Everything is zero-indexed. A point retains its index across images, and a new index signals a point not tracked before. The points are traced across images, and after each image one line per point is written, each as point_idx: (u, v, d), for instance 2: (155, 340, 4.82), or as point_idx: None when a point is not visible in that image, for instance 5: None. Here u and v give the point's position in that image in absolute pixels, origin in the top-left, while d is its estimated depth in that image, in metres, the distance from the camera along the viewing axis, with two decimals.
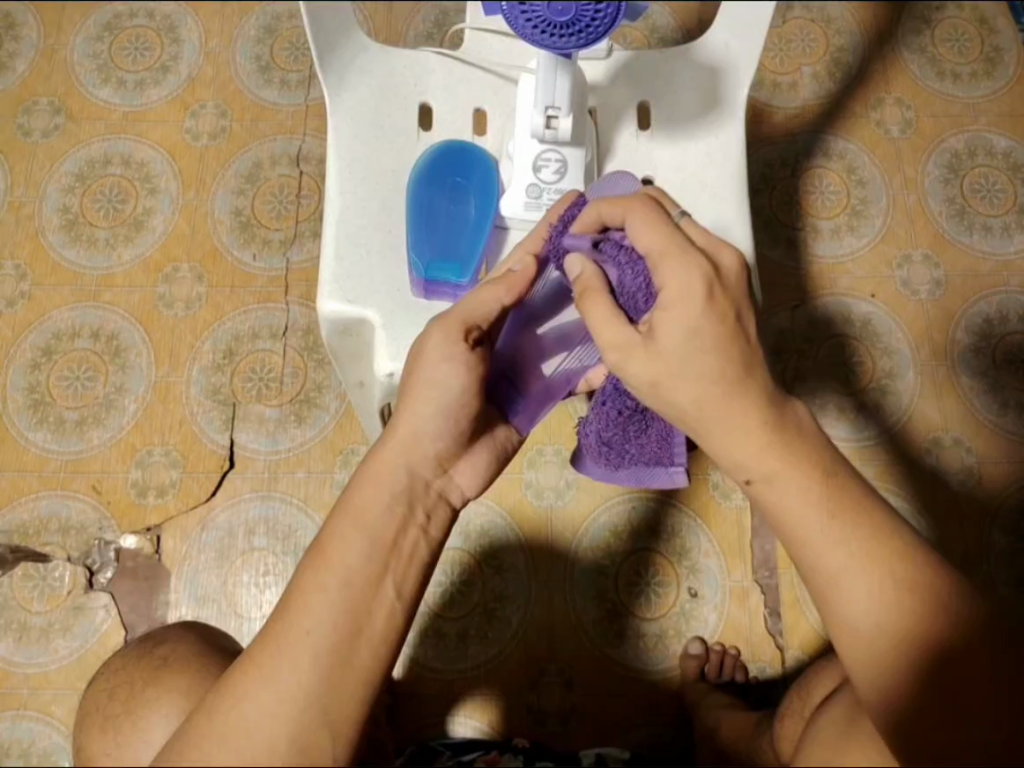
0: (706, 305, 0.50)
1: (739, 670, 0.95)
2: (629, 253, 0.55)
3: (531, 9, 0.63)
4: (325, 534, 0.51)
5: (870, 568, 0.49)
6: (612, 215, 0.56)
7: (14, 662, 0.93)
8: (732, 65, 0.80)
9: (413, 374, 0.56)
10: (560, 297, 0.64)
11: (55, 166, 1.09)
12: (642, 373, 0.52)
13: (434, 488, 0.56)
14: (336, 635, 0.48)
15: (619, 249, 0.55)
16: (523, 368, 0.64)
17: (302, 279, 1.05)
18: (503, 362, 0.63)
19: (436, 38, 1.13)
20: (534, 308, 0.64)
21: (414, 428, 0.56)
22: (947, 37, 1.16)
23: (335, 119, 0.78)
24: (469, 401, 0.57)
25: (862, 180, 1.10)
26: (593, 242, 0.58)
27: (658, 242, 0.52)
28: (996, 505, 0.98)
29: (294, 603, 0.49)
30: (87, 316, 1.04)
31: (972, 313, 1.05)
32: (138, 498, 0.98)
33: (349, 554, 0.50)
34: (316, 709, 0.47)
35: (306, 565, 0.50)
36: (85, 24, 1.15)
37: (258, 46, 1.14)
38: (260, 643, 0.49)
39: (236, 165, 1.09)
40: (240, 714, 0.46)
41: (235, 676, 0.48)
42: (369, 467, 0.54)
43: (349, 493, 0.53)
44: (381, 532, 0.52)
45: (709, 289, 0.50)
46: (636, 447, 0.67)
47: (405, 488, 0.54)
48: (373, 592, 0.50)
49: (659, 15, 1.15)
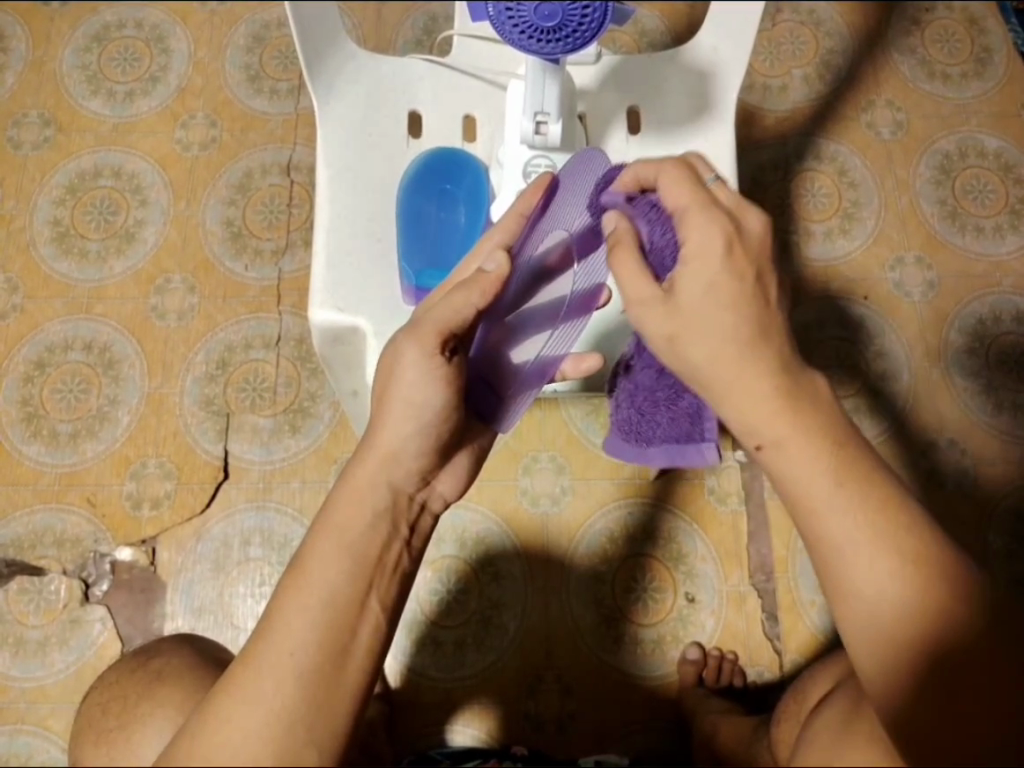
0: (725, 261, 0.51)
1: (736, 675, 0.95)
2: (659, 212, 0.56)
3: (517, 12, 0.62)
4: (305, 553, 0.51)
5: (873, 558, 0.48)
6: (647, 175, 0.56)
7: (10, 676, 0.93)
8: (720, 69, 0.80)
9: (390, 391, 0.56)
10: (533, 284, 0.63)
11: (46, 178, 1.09)
12: (660, 328, 0.52)
13: (416, 501, 0.57)
14: (323, 657, 0.48)
15: (651, 208, 0.57)
16: (499, 368, 0.62)
17: (295, 289, 1.05)
18: (481, 365, 0.62)
19: (425, 45, 1.13)
20: (506, 304, 0.62)
21: (394, 446, 0.55)
22: (937, 38, 1.16)
23: (325, 124, 0.78)
24: (449, 412, 0.57)
25: (854, 182, 1.10)
26: (628, 197, 0.59)
27: (686, 197, 0.53)
28: (992, 507, 0.98)
29: (279, 624, 0.48)
30: (79, 328, 1.04)
31: (965, 313, 1.05)
32: (133, 511, 0.98)
33: (332, 573, 0.50)
34: (301, 728, 0.46)
35: (285, 586, 0.50)
36: (75, 35, 1.15)
37: (247, 55, 1.14)
38: (241, 664, 0.48)
39: (227, 175, 1.09)
40: (225, 737, 0.46)
41: (221, 697, 0.48)
42: (344, 491, 0.54)
43: (327, 511, 0.53)
44: (364, 551, 0.52)
45: (729, 244, 0.51)
46: (664, 424, 0.71)
47: (388, 505, 0.54)
48: (359, 609, 0.50)
49: (649, 18, 1.15)
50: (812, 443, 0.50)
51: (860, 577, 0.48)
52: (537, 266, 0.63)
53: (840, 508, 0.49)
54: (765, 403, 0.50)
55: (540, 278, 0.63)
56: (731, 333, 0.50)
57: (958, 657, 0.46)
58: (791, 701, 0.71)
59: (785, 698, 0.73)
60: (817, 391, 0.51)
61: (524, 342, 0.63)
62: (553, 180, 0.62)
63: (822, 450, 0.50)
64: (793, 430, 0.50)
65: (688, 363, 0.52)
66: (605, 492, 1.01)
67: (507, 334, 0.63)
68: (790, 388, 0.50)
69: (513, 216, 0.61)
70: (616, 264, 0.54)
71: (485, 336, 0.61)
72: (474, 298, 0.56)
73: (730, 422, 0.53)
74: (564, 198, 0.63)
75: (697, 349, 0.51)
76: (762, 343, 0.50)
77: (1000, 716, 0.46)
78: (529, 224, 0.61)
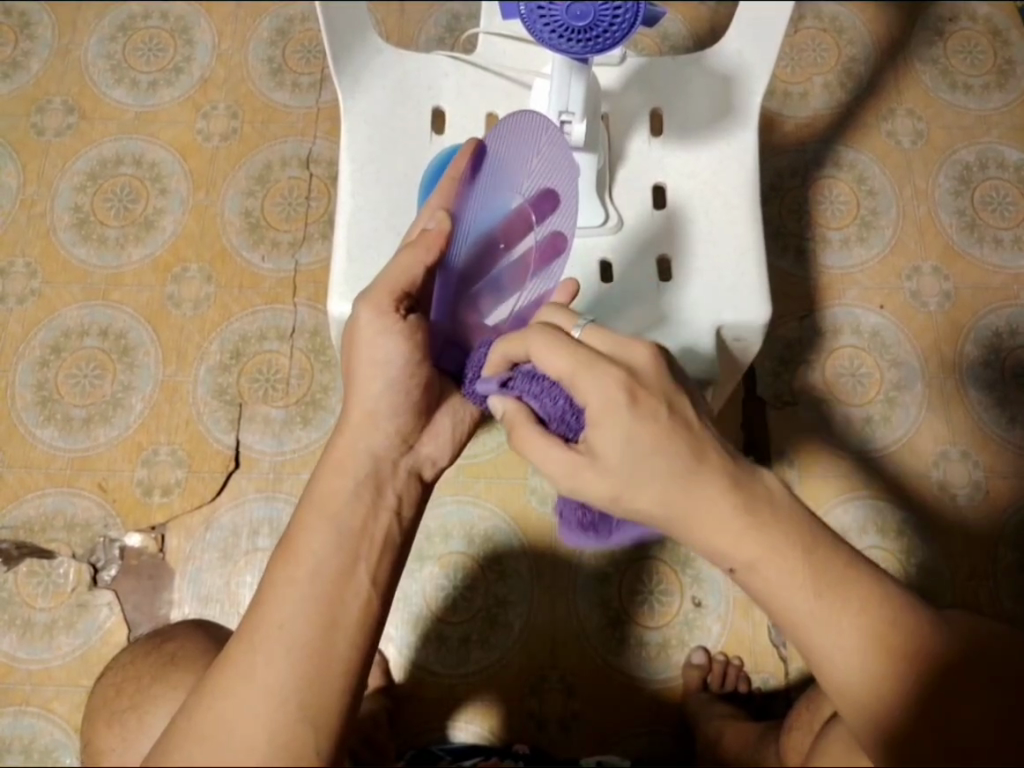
0: (634, 414, 0.50)
1: (742, 681, 0.94)
2: (542, 383, 0.56)
3: (549, 11, 0.63)
4: (294, 528, 0.53)
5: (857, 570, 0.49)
6: (518, 350, 0.57)
7: (17, 658, 0.93)
8: (746, 73, 0.80)
9: (357, 357, 0.59)
10: (486, 245, 0.66)
11: (68, 164, 1.10)
12: (598, 491, 0.51)
13: (402, 466, 0.59)
14: (316, 631, 0.48)
15: (533, 380, 0.56)
16: (466, 327, 0.66)
17: (310, 281, 1.05)
18: (445, 329, 0.65)
19: (448, 43, 1.13)
20: (461, 264, 0.66)
21: (369, 408, 0.58)
22: (960, 49, 1.14)
23: (349, 119, 0.79)
24: (415, 372, 0.60)
25: (872, 191, 1.09)
26: (503, 383, 0.59)
27: (566, 360, 0.52)
28: (1003, 520, 0.97)
29: (269, 601, 0.49)
30: (96, 315, 1.04)
31: (981, 326, 1.03)
32: (144, 497, 0.98)
33: (315, 546, 0.51)
34: (295, 701, 0.46)
35: (276, 562, 0.51)
36: (100, 25, 1.16)
37: (270, 48, 1.15)
38: (237, 643, 0.48)
39: (247, 167, 1.10)
40: (219, 711, 0.46)
41: (217, 674, 0.48)
42: (331, 458, 0.56)
43: (315, 483, 0.55)
44: (348, 517, 0.53)
45: (631, 392, 0.50)
46: None
47: (370, 471, 0.56)
48: (347, 581, 0.51)
49: (671, 22, 1.15)
50: (781, 558, 0.48)
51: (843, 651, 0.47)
52: (489, 228, 0.66)
53: (828, 583, 0.48)
54: (728, 528, 0.48)
55: (493, 239, 0.66)
56: (662, 478, 0.49)
57: (943, 688, 0.47)
58: (804, 709, 0.71)
59: (797, 704, 0.73)
60: (767, 488, 0.50)
61: (488, 304, 0.67)
62: (481, 145, 0.66)
63: (790, 556, 0.48)
64: (762, 552, 0.48)
65: (641, 513, 0.51)
66: None
67: (467, 293, 0.66)
68: (743, 502, 0.49)
69: (446, 181, 0.64)
70: (521, 444, 0.55)
71: (443, 297, 0.65)
72: (421, 255, 0.59)
73: (702, 546, 0.50)
74: (498, 159, 0.66)
75: (641, 499, 0.50)
76: (698, 471, 0.49)
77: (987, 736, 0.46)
78: (465, 187, 0.65)
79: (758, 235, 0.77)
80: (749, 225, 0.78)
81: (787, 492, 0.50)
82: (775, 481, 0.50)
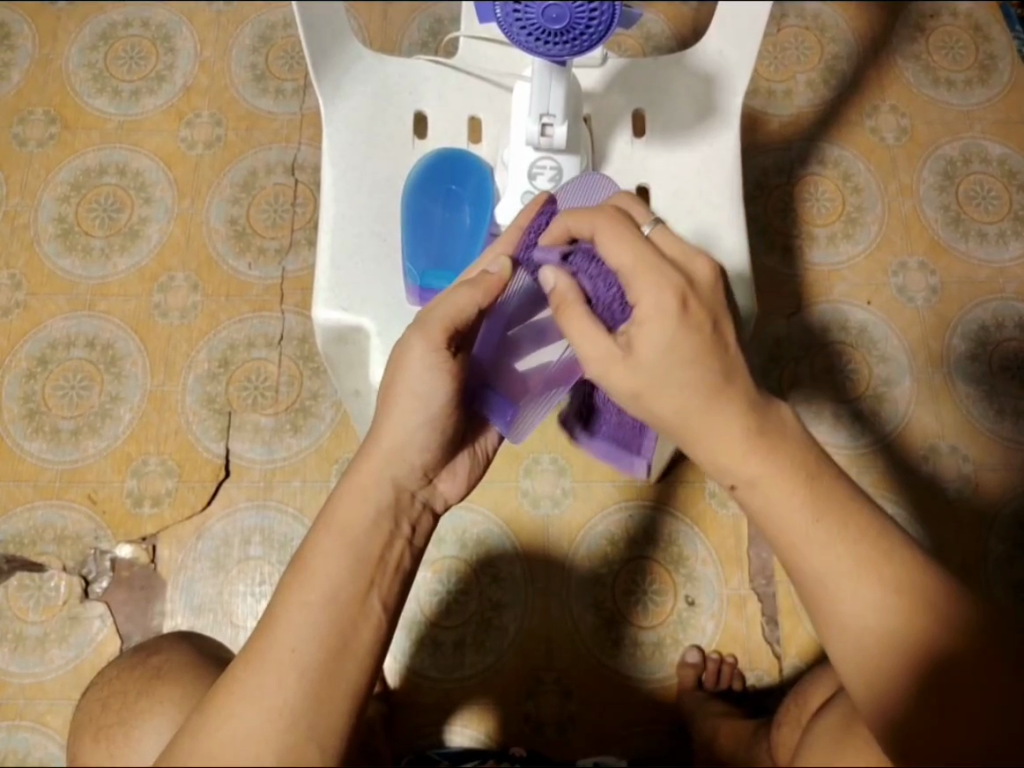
0: (681, 316, 0.51)
1: (735, 679, 0.95)
2: (599, 265, 0.56)
3: (525, 14, 0.63)
4: (306, 550, 0.51)
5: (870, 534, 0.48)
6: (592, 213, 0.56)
7: (9, 672, 0.93)
8: (726, 72, 0.80)
9: (396, 382, 0.57)
10: (535, 301, 0.62)
11: (50, 175, 1.10)
12: (625, 384, 0.52)
13: (419, 499, 0.57)
14: (326, 647, 0.48)
15: (590, 261, 0.56)
16: (504, 373, 0.63)
17: (298, 288, 1.05)
18: (480, 371, 0.62)
19: (430, 47, 1.13)
20: (510, 313, 0.62)
21: (399, 441, 0.56)
22: (941, 44, 1.16)
23: (330, 125, 0.79)
24: (454, 406, 0.58)
25: (858, 188, 1.10)
26: (560, 256, 0.58)
27: (628, 257, 0.53)
28: (994, 513, 0.98)
29: (280, 619, 0.48)
30: (82, 326, 1.04)
31: (968, 318, 1.05)
32: (134, 508, 0.98)
33: (331, 569, 0.50)
34: (305, 722, 0.46)
35: (287, 582, 0.50)
36: (81, 34, 1.15)
37: (253, 55, 1.14)
38: (242, 663, 0.48)
39: (231, 174, 1.09)
40: (227, 734, 0.45)
41: (219, 696, 0.47)
42: (353, 481, 0.55)
43: (332, 504, 0.54)
44: (366, 548, 0.52)
45: (683, 300, 0.51)
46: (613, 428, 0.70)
47: (390, 501, 0.55)
48: (359, 605, 0.50)
49: (654, 23, 1.15)
50: (785, 476, 0.49)
51: (848, 610, 0.47)
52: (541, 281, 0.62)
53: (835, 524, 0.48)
54: (735, 445, 0.50)
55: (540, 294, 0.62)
56: (693, 387, 0.50)
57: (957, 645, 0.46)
58: (791, 705, 0.70)
59: (787, 702, 0.72)
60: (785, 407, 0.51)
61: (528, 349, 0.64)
62: (551, 200, 0.63)
63: (797, 484, 0.49)
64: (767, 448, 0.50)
65: (656, 416, 0.52)
66: (606, 494, 1.01)
67: (511, 341, 0.63)
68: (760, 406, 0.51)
69: (513, 231, 0.62)
70: (567, 323, 0.53)
71: (490, 341, 0.62)
72: (478, 296, 0.57)
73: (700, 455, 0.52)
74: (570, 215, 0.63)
75: (662, 403, 0.51)
76: (723, 391, 0.50)
77: (999, 715, 0.45)
78: (530, 237, 0.62)
79: (740, 234, 0.78)
80: (733, 226, 0.78)
81: (801, 427, 0.52)
82: (789, 413, 0.52)
